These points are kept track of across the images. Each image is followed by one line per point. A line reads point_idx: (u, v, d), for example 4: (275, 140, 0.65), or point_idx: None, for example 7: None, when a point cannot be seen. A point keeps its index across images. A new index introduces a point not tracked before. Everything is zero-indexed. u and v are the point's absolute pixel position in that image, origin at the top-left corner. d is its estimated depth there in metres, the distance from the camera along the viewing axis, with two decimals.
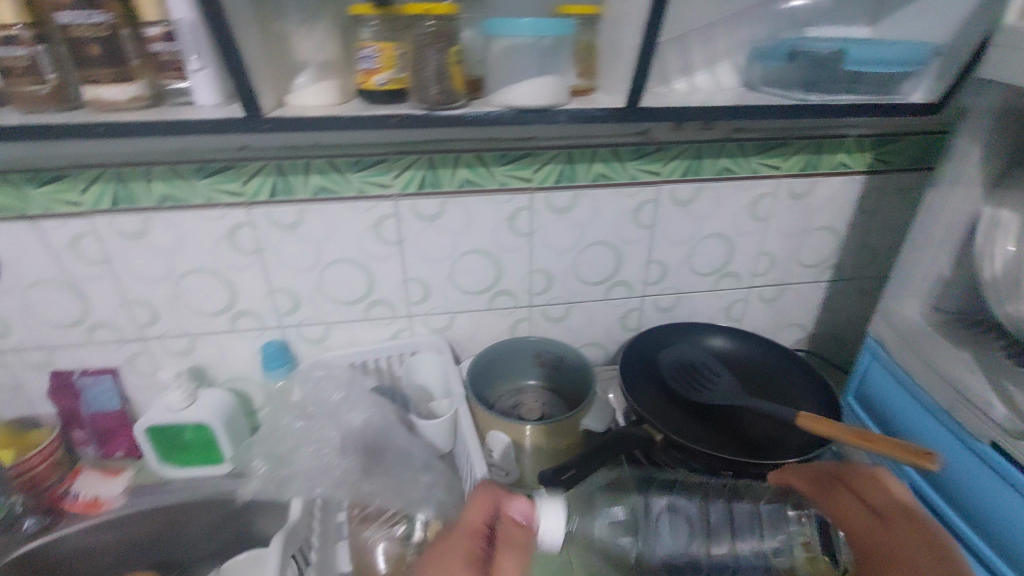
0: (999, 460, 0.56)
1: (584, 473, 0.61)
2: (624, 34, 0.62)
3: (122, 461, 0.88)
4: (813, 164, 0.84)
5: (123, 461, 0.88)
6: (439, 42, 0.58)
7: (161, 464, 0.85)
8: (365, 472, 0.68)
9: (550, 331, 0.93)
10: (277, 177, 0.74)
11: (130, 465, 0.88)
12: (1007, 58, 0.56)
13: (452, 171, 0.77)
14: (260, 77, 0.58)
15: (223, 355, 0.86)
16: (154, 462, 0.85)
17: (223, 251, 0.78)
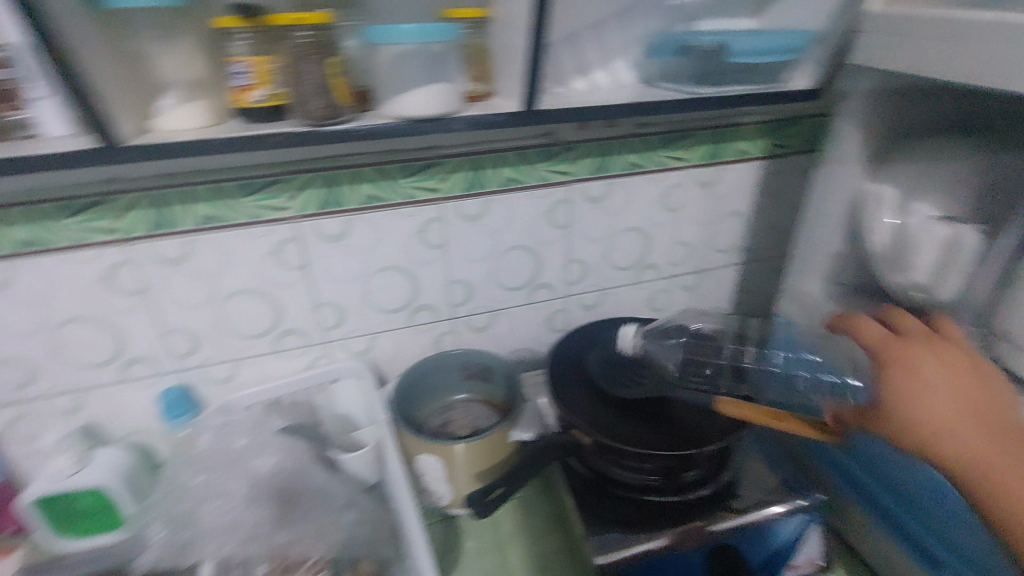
0: None
1: (512, 493, 0.59)
2: (511, 37, 0.60)
3: (12, 539, 0.77)
4: (716, 153, 0.87)
5: (13, 539, 0.77)
6: (315, 54, 0.55)
7: (56, 539, 0.75)
8: (282, 519, 0.63)
9: (476, 341, 0.91)
10: (155, 211, 0.67)
11: (20, 543, 0.77)
12: (877, 47, 0.59)
13: (354, 187, 0.73)
14: (115, 105, 0.52)
15: (118, 411, 0.79)
16: (47, 536, 0.75)
17: (104, 295, 0.70)
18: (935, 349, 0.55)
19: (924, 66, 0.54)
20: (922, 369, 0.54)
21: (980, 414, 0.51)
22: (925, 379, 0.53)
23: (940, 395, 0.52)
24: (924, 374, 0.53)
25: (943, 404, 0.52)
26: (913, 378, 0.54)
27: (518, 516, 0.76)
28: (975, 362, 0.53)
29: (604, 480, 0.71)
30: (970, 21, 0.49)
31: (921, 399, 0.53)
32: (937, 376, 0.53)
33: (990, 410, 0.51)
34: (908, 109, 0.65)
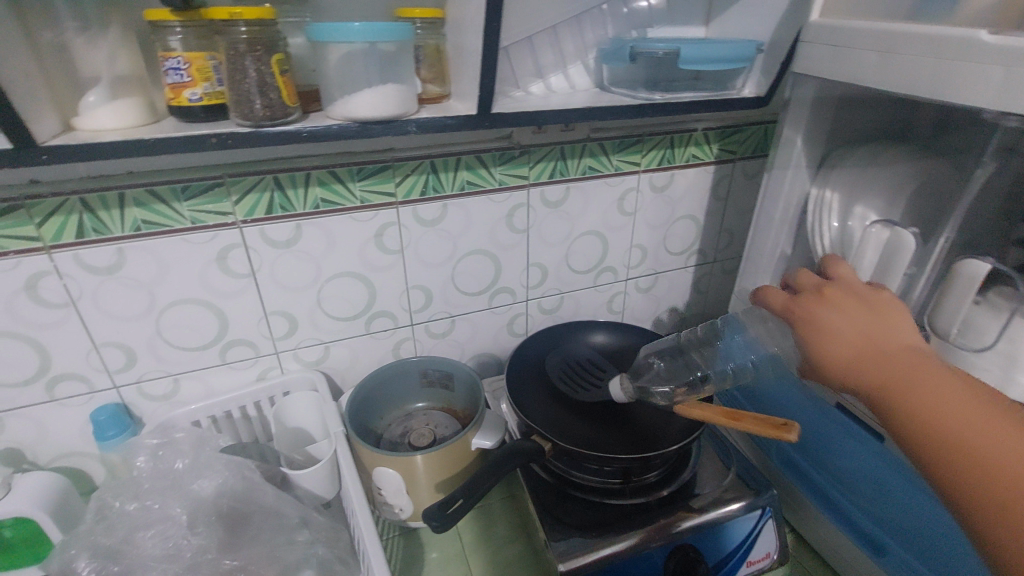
0: (853, 424, 0.62)
1: (470, 506, 0.58)
2: (466, 38, 0.59)
3: None
4: (670, 158, 0.88)
5: None
6: (258, 51, 0.52)
7: None
8: (228, 543, 0.59)
9: (436, 348, 0.89)
10: (82, 216, 0.62)
11: None
12: (816, 57, 0.61)
13: (305, 191, 0.70)
14: (28, 102, 0.47)
15: (42, 434, 0.72)
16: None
17: (24, 307, 0.64)
18: (826, 296, 0.55)
19: (861, 76, 0.56)
20: (817, 312, 0.54)
21: (878, 336, 0.49)
22: (823, 321, 0.53)
23: (839, 335, 0.51)
24: (819, 318, 0.53)
25: (845, 340, 0.51)
26: (815, 324, 0.53)
27: (481, 525, 0.75)
28: (863, 294, 0.53)
29: (565, 484, 0.71)
30: (903, 33, 0.51)
31: (825, 345, 0.52)
32: (832, 315, 0.53)
33: (886, 332, 0.49)
34: (847, 117, 0.68)
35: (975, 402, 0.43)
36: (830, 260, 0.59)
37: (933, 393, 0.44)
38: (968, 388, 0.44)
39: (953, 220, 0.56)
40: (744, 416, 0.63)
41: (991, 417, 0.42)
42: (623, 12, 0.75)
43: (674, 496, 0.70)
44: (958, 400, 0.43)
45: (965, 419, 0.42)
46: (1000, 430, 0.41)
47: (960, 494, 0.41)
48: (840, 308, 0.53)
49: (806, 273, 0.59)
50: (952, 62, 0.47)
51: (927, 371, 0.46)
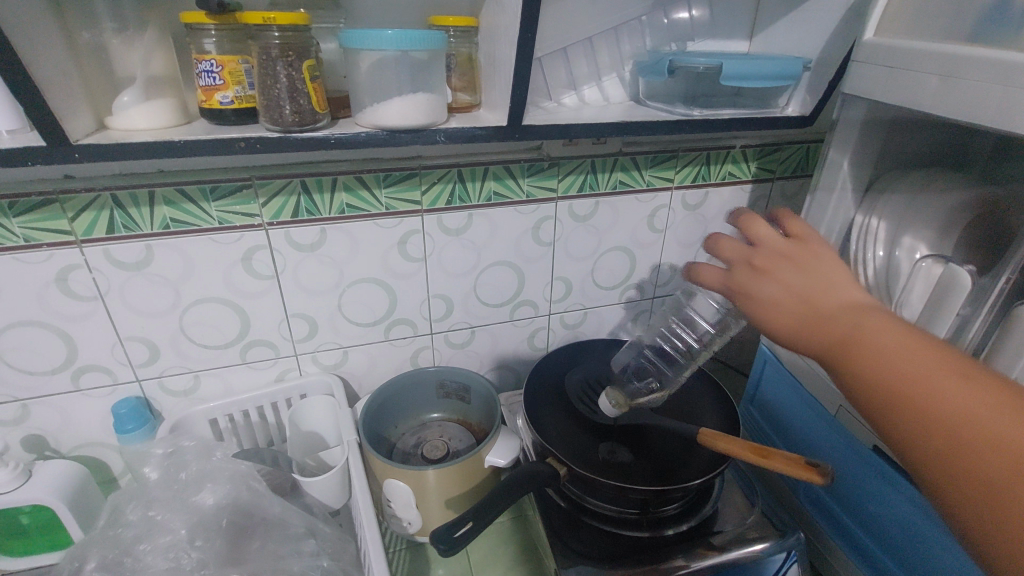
0: (883, 466, 0.58)
1: (478, 530, 0.56)
2: (499, 47, 0.58)
3: None
4: (704, 175, 0.85)
5: None
6: (290, 56, 0.51)
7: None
8: (237, 547, 0.59)
9: (454, 358, 0.88)
10: (114, 213, 0.63)
11: None
12: (869, 77, 0.58)
13: (332, 196, 0.69)
14: (63, 101, 0.48)
15: (65, 423, 0.74)
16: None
17: (55, 299, 0.66)
18: (758, 265, 0.47)
19: (918, 100, 0.53)
20: (752, 288, 0.46)
21: (819, 301, 0.42)
22: (761, 295, 0.45)
23: (777, 305, 0.44)
24: (758, 293, 0.45)
25: (789, 311, 0.43)
26: (756, 301, 0.46)
27: (491, 544, 0.73)
28: (793, 254, 0.46)
29: (577, 510, 0.69)
30: (967, 56, 0.47)
31: (765, 319, 0.45)
32: (770, 287, 0.45)
33: (825, 294, 0.43)
34: (898, 140, 0.64)
35: (926, 352, 0.37)
36: (744, 219, 0.50)
37: (883, 352, 0.38)
38: (920, 339, 0.38)
39: (1014, 257, 0.50)
40: (773, 453, 0.60)
41: (949, 371, 0.35)
42: (663, 23, 0.72)
43: (694, 532, 0.67)
44: (913, 354, 0.37)
45: (919, 376, 0.36)
46: (956, 381, 0.34)
47: (925, 463, 0.35)
48: (777, 277, 0.45)
49: (725, 239, 0.50)
50: (1022, 90, 0.43)
51: (874, 326, 0.39)
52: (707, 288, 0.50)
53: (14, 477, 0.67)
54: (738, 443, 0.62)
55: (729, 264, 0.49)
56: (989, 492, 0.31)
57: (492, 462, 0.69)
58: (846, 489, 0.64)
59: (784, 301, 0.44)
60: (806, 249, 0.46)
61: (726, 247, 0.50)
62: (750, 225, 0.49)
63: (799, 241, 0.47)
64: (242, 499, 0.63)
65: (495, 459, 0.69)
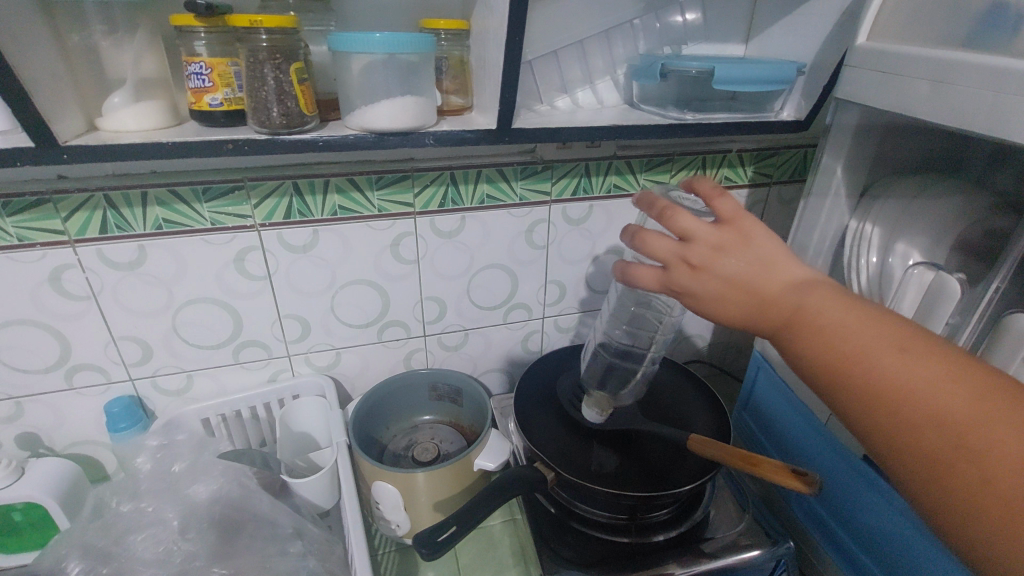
0: (872, 473, 0.57)
1: (462, 535, 0.56)
2: (489, 51, 0.58)
3: None
4: (700, 179, 0.85)
5: None
6: (278, 59, 0.51)
7: None
8: (223, 547, 0.59)
9: (447, 360, 0.88)
10: (107, 213, 0.63)
11: None
12: (862, 82, 0.57)
13: (324, 198, 0.69)
14: (52, 103, 0.48)
15: (59, 420, 0.74)
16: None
17: (48, 299, 0.66)
18: (694, 263, 0.42)
19: (909, 106, 0.52)
20: (696, 289, 0.43)
21: (766, 289, 0.41)
22: (706, 294, 0.43)
23: (722, 301, 0.42)
24: (702, 292, 0.43)
25: (737, 304, 0.42)
26: (702, 299, 0.43)
27: (480, 548, 0.72)
28: (724, 242, 0.42)
29: (566, 515, 0.69)
30: (957, 62, 0.47)
31: (713, 314, 0.43)
32: (713, 284, 0.42)
33: (766, 280, 0.41)
34: (891, 145, 0.64)
35: (872, 326, 0.38)
36: (664, 208, 0.44)
37: (834, 332, 0.39)
38: (868, 314, 0.39)
39: (1004, 267, 0.49)
40: (762, 461, 0.60)
41: (893, 344, 0.37)
42: (657, 27, 0.72)
43: (685, 538, 0.66)
44: (863, 331, 0.38)
45: (870, 352, 0.37)
46: (905, 357, 0.36)
47: (879, 435, 0.37)
48: (717, 274, 0.42)
49: (650, 233, 0.45)
50: (1013, 96, 0.43)
51: (823, 305, 0.40)
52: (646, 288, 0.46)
53: (8, 473, 0.68)
54: (729, 454, 0.62)
55: (663, 262, 0.44)
56: (936, 459, 0.34)
57: (481, 464, 0.69)
58: (837, 499, 0.63)
59: (729, 296, 0.42)
60: (738, 231, 0.42)
61: (656, 246, 0.44)
62: (673, 216, 0.43)
63: (727, 221, 0.43)
64: (233, 495, 0.63)
65: (484, 462, 0.69)
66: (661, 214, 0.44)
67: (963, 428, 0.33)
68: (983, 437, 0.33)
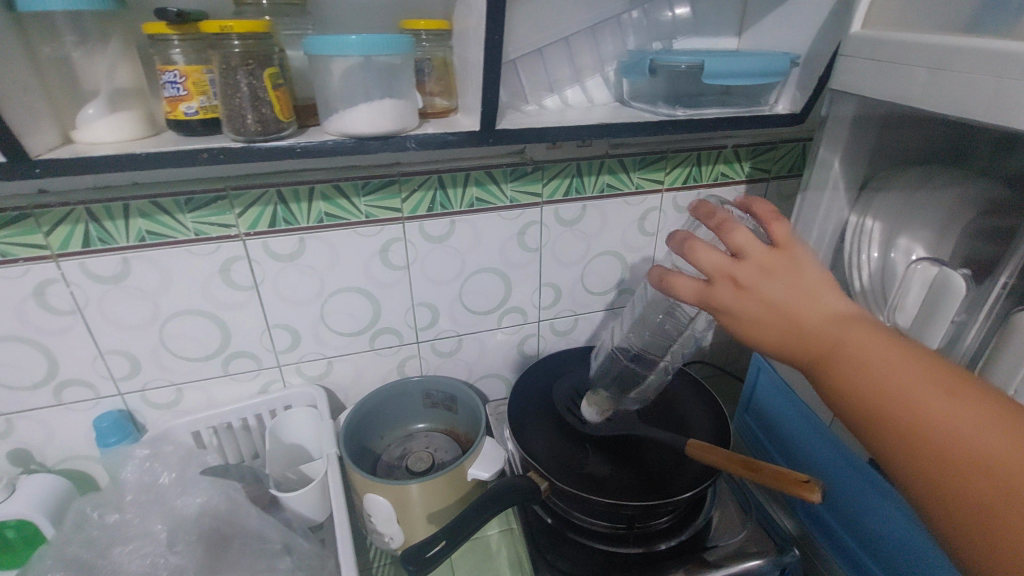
0: (880, 480, 0.55)
1: (452, 549, 0.55)
2: (470, 50, 0.57)
3: None
4: (695, 176, 0.83)
5: None
6: (251, 64, 0.50)
7: None
8: (209, 564, 0.58)
9: (442, 367, 0.86)
10: (89, 227, 0.62)
11: None
12: (857, 71, 0.55)
13: (309, 205, 0.68)
14: (22, 116, 0.47)
15: (49, 436, 0.74)
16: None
17: (33, 314, 0.65)
18: (740, 281, 0.42)
19: (906, 95, 0.50)
20: (737, 308, 0.42)
21: (809, 318, 0.40)
22: (747, 314, 0.42)
23: (761, 323, 0.42)
24: (742, 311, 0.42)
25: (775, 329, 0.41)
26: (740, 319, 0.42)
27: (477, 559, 0.71)
28: (775, 265, 0.41)
29: (563, 524, 0.67)
30: (954, 48, 0.45)
31: (749, 336, 0.43)
32: (756, 305, 0.42)
33: (808, 308, 0.41)
34: (891, 138, 0.61)
35: (909, 363, 0.38)
36: (722, 221, 0.44)
37: (869, 364, 0.38)
38: (904, 352, 0.38)
39: (1012, 261, 0.47)
40: (763, 468, 0.58)
41: (930, 383, 0.36)
42: (646, 22, 0.71)
43: (686, 547, 0.64)
44: (901, 368, 0.37)
45: (906, 389, 0.37)
46: (944, 396, 0.36)
47: (912, 474, 0.37)
48: (761, 296, 0.41)
49: (700, 244, 0.44)
50: (1016, 81, 0.41)
51: (864, 339, 0.39)
52: (683, 300, 0.46)
53: None
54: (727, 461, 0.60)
55: (707, 276, 0.44)
56: (970, 502, 0.34)
57: (476, 474, 0.67)
58: (842, 503, 0.61)
59: (769, 318, 0.41)
60: (789, 257, 0.42)
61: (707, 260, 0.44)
62: (729, 230, 0.43)
63: (779, 245, 0.43)
64: (221, 510, 0.62)
65: (478, 471, 0.68)
66: (718, 227, 0.44)
67: (1003, 476, 0.33)
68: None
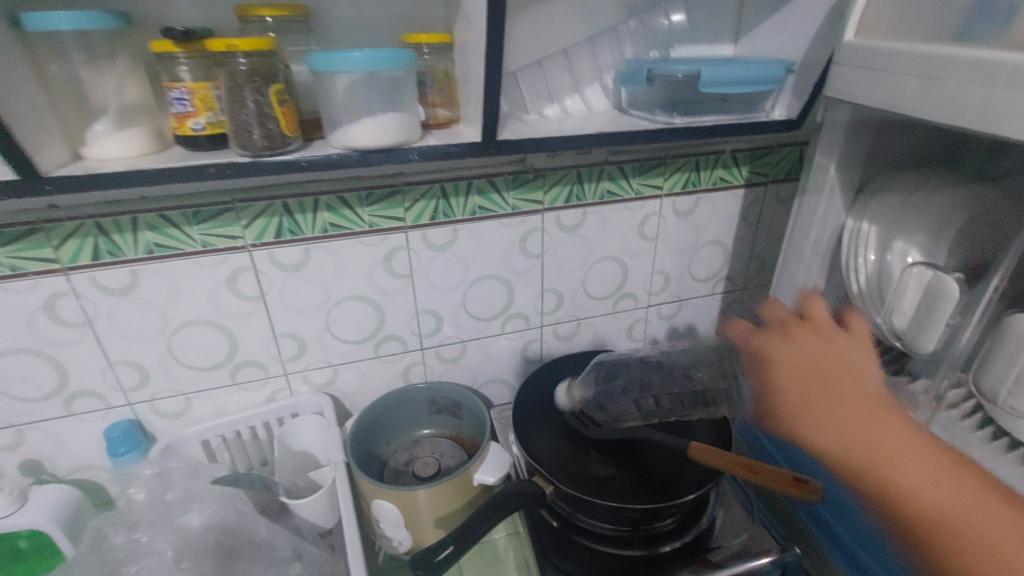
0: None
1: (459, 554, 0.56)
2: (471, 64, 0.58)
3: None
4: (694, 181, 0.84)
5: None
6: (257, 82, 0.51)
7: None
8: (220, 573, 0.59)
9: (446, 373, 0.87)
10: (98, 241, 0.63)
11: None
12: (851, 79, 0.56)
13: (314, 216, 0.69)
14: (34, 135, 0.48)
15: (60, 447, 0.75)
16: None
17: (43, 327, 0.66)
18: (794, 334, 0.63)
19: (899, 103, 0.51)
20: (789, 361, 0.61)
21: (834, 377, 0.58)
22: (791, 366, 0.61)
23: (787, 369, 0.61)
24: (789, 363, 0.61)
25: (807, 378, 0.60)
26: (773, 367, 0.63)
27: (483, 563, 0.72)
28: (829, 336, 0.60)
29: (568, 528, 0.68)
30: (946, 57, 0.46)
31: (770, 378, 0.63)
32: (796, 357, 0.61)
33: (868, 381, 0.57)
34: (886, 143, 0.62)
35: (922, 449, 0.52)
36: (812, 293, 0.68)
37: (895, 455, 0.52)
38: (930, 444, 0.52)
39: (1002, 265, 0.48)
40: (762, 470, 0.59)
41: (925, 460, 0.51)
42: (643, 31, 0.72)
43: (689, 549, 0.65)
44: (883, 436, 0.53)
45: (906, 459, 0.51)
46: (930, 465, 0.51)
47: (915, 527, 0.50)
48: (779, 352, 0.63)
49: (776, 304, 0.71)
50: (1005, 90, 0.42)
51: (884, 402, 0.55)
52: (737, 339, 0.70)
53: (9, 502, 0.67)
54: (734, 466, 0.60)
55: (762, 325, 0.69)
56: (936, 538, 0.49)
57: (481, 480, 0.68)
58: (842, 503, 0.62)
59: (784, 364, 0.62)
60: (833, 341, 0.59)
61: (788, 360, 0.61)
62: (819, 302, 0.66)
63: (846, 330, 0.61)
64: (231, 519, 0.63)
65: (484, 476, 0.68)
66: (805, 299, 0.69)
67: (924, 512, 0.50)
68: (951, 518, 0.49)
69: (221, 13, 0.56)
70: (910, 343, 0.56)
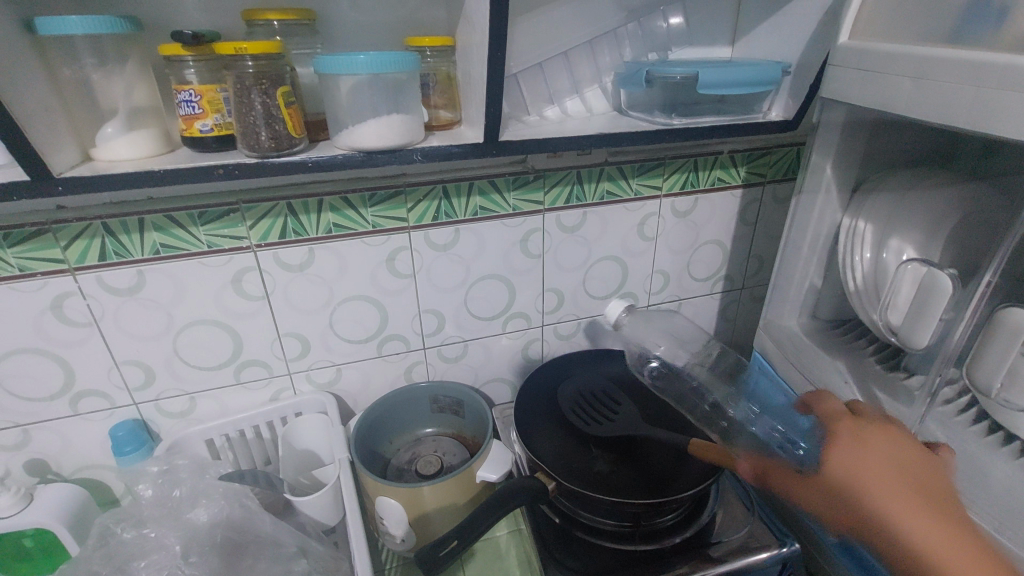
0: None
1: (463, 548, 0.57)
2: (473, 66, 0.59)
3: None
4: (692, 181, 0.85)
5: None
6: (264, 84, 0.52)
7: None
8: (226, 569, 0.59)
9: (448, 372, 0.88)
10: (105, 241, 0.64)
11: None
12: (846, 80, 0.57)
13: (317, 216, 0.70)
14: (45, 136, 0.49)
15: (66, 446, 0.75)
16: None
17: (50, 327, 0.67)
18: (879, 421, 0.55)
19: (893, 103, 0.52)
20: (882, 439, 0.53)
21: (921, 484, 0.50)
22: (886, 443, 0.52)
23: (873, 447, 0.52)
24: (882, 442, 0.52)
25: (895, 461, 0.51)
26: (854, 437, 0.54)
27: (487, 560, 0.72)
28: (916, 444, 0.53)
29: (570, 524, 0.69)
30: (938, 58, 0.47)
31: (845, 450, 0.53)
32: (887, 437, 0.53)
33: (949, 494, 0.50)
34: (881, 143, 0.64)
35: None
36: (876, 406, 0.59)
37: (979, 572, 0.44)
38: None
39: (995, 260, 0.49)
40: (774, 467, 0.60)
41: None
42: (641, 34, 0.73)
43: (689, 544, 0.66)
44: (954, 550, 0.46)
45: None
46: None
47: None
48: (863, 428, 0.54)
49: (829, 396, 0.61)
50: (996, 89, 0.43)
51: (933, 518, 0.48)
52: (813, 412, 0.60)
53: (15, 500, 0.68)
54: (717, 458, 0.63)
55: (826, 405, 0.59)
56: None
57: (484, 476, 0.69)
58: None
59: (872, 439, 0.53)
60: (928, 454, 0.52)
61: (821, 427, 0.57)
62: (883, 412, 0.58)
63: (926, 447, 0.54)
64: (236, 516, 0.63)
65: (486, 472, 0.69)
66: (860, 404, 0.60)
67: None
68: None
69: (229, 16, 0.57)
70: (905, 339, 0.57)
